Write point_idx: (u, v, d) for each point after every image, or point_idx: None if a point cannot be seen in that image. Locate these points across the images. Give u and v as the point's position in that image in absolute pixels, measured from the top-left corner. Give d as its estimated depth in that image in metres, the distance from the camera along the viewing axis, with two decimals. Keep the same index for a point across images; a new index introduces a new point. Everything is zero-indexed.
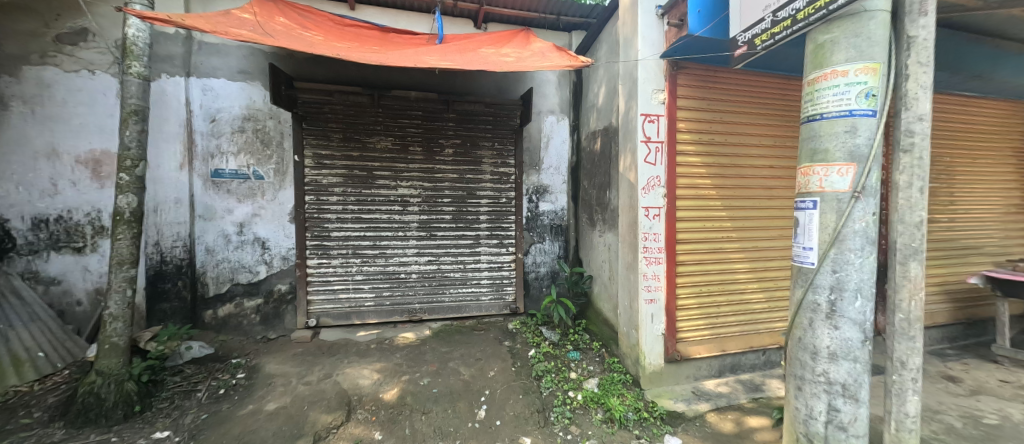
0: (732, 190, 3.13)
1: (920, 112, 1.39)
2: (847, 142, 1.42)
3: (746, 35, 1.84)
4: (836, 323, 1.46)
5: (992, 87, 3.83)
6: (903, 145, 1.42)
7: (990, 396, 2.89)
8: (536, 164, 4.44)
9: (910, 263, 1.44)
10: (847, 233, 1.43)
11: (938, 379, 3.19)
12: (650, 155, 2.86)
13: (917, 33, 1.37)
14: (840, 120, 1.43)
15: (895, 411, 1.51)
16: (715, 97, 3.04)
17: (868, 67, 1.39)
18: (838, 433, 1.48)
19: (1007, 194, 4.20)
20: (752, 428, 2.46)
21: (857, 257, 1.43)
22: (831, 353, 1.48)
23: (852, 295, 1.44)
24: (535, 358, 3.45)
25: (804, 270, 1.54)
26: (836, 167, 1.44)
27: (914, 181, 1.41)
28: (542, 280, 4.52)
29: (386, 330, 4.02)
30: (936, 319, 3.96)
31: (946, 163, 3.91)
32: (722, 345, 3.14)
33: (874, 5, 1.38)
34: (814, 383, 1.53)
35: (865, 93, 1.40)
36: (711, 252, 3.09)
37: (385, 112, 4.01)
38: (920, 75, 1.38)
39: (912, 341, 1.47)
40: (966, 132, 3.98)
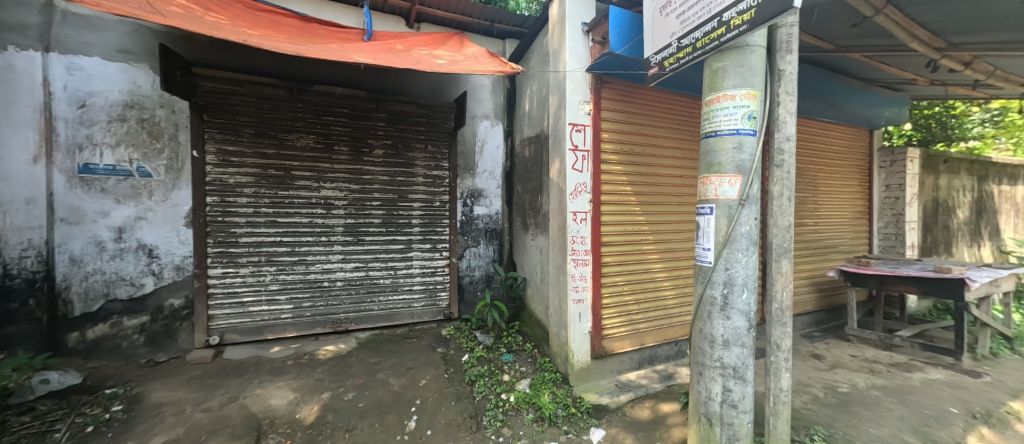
0: (649, 197, 3.43)
1: (788, 133, 1.66)
2: (736, 157, 1.64)
3: (657, 57, 2.03)
4: (729, 314, 1.67)
5: (843, 116, 4.70)
6: (776, 161, 1.68)
7: (843, 369, 3.52)
8: (471, 168, 4.44)
9: (782, 260, 1.71)
10: (736, 235, 1.64)
11: (808, 358, 3.81)
12: (578, 162, 3.01)
13: (785, 67, 1.64)
14: (730, 138, 1.65)
15: (773, 387, 1.77)
16: (634, 111, 3.32)
17: (749, 93, 1.63)
18: (730, 410, 1.70)
19: (853, 203, 5.18)
20: (666, 413, 2.69)
21: (743, 256, 1.66)
22: (725, 340, 1.69)
23: (740, 288, 1.66)
24: (468, 363, 3.42)
25: (703, 269, 1.74)
26: (727, 178, 1.65)
27: (784, 191, 1.68)
28: (476, 284, 4.50)
29: (306, 344, 3.70)
30: (807, 307, 4.73)
31: (812, 177, 4.71)
32: (641, 339, 3.42)
33: (754, 40, 1.63)
34: (712, 368, 1.73)
35: (748, 115, 1.64)
36: (632, 254, 3.35)
37: (306, 107, 3.71)
38: (787, 103, 1.65)
39: (784, 326, 1.74)
40: (826, 152, 4.83)
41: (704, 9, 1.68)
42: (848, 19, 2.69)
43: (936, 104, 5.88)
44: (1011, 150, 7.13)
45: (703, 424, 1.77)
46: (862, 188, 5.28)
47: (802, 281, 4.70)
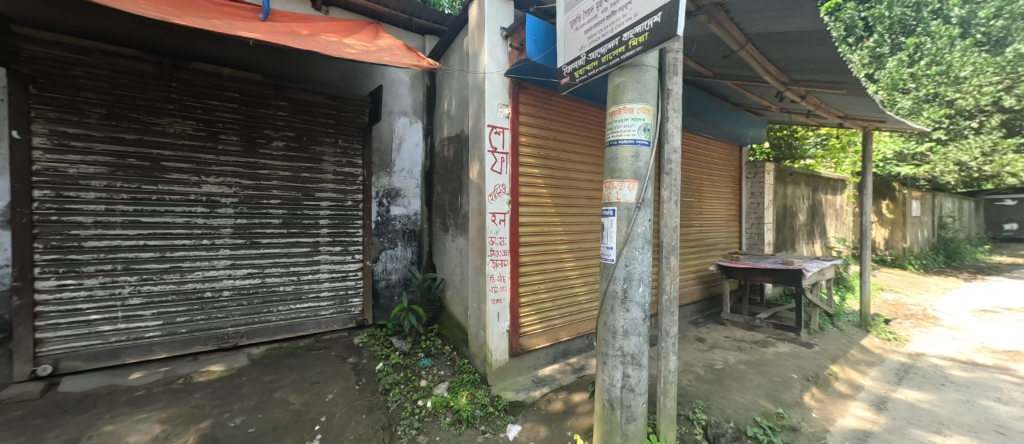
0: (564, 199, 3.64)
1: (675, 146, 1.90)
2: (633, 164, 1.82)
3: (569, 67, 2.15)
4: (628, 306, 1.85)
5: (720, 133, 5.56)
6: (665, 169, 1.91)
7: (719, 349, 4.13)
8: (387, 166, 4.22)
9: (670, 257, 1.94)
10: (634, 235, 1.82)
11: (694, 341, 4.41)
12: (496, 164, 3.05)
13: (672, 87, 1.87)
14: (628, 147, 1.82)
15: (664, 369, 2.00)
16: (550, 118, 3.49)
17: (644, 108, 1.82)
18: (629, 394, 1.87)
19: (728, 207, 6.13)
20: (577, 401, 2.87)
21: (639, 253, 1.84)
22: (624, 330, 1.86)
23: (637, 283, 1.85)
24: (383, 371, 3.25)
25: (607, 266, 1.90)
26: (626, 184, 1.83)
27: (672, 196, 1.91)
28: (392, 288, 4.30)
29: (181, 366, 3.14)
30: (693, 297, 5.45)
31: (697, 184, 5.48)
32: (557, 334, 3.60)
33: (648, 61, 1.82)
34: (614, 357, 1.89)
35: (643, 127, 1.83)
36: (548, 253, 3.51)
37: (182, 88, 3.17)
38: (674, 118, 1.88)
39: (672, 315, 1.98)
40: (708, 163, 5.66)
41: (608, 27, 1.84)
42: (721, 51, 3.17)
43: (786, 128, 7.25)
44: (834, 167, 9.09)
45: (607, 409, 1.93)
46: (735, 195, 6.28)
47: (689, 275, 5.42)
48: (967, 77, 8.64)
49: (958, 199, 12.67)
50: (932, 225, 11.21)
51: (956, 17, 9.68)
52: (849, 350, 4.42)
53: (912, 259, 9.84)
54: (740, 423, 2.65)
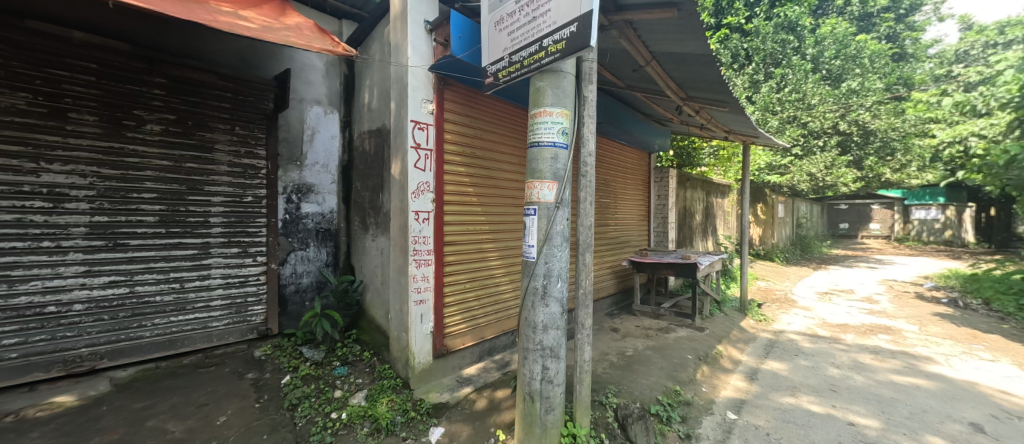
0: (490, 198, 3.66)
1: (590, 150, 2.02)
2: (552, 165, 1.90)
3: (494, 68, 2.16)
4: (547, 302, 1.92)
5: (632, 140, 6.10)
6: (581, 171, 2.03)
7: (630, 337, 4.53)
8: (296, 158, 3.83)
9: (585, 253, 2.07)
10: (553, 233, 1.90)
11: (609, 330, 4.77)
12: (420, 161, 2.94)
13: (588, 94, 1.98)
14: (548, 149, 1.90)
15: (580, 360, 2.12)
16: (476, 116, 3.48)
17: (562, 113, 1.91)
18: (547, 385, 1.96)
19: (638, 208, 6.75)
20: (501, 397, 2.91)
21: (558, 251, 1.92)
22: (544, 325, 1.93)
23: (556, 279, 1.93)
24: (290, 385, 2.94)
25: (528, 263, 1.95)
26: (545, 184, 1.90)
27: (587, 196, 2.03)
28: (303, 293, 3.91)
29: (10, 400, 2.49)
30: (608, 291, 5.90)
31: (613, 186, 5.94)
32: (482, 333, 3.62)
33: (566, 67, 1.91)
34: (535, 351, 1.96)
35: (561, 131, 1.91)
36: (473, 252, 3.50)
37: (9, 50, 2.51)
38: (589, 124, 2.00)
39: (587, 308, 2.11)
40: (622, 167, 6.17)
41: (529, 32, 1.89)
42: (631, 64, 3.46)
43: (686, 138, 8.20)
44: (722, 174, 10.55)
45: (527, 402, 1.99)
46: (645, 197, 6.94)
47: (605, 270, 5.85)
48: (816, 105, 10.65)
49: (810, 203, 15.59)
50: (792, 225, 13.62)
51: (810, 55, 11.85)
52: (732, 331, 5.17)
53: (777, 252, 11.86)
54: (645, 402, 2.94)
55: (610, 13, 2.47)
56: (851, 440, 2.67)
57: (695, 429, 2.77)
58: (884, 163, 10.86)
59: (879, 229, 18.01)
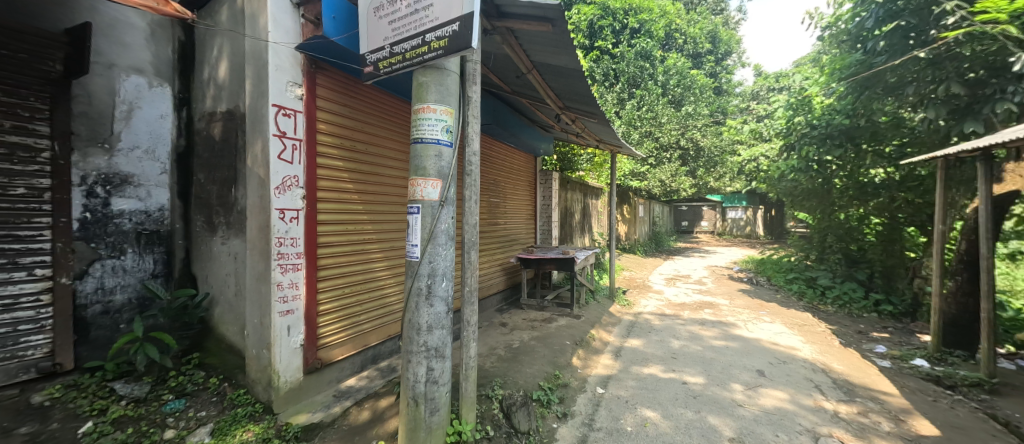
0: (372, 196, 3.43)
1: (474, 149, 2.05)
2: (436, 163, 1.87)
3: (374, 56, 2.01)
4: (432, 302, 1.89)
5: (519, 143, 6.42)
6: (466, 170, 2.05)
7: (517, 330, 4.76)
8: (103, 140, 2.94)
9: (470, 252, 2.09)
10: (437, 232, 1.87)
11: (498, 325, 4.94)
12: (285, 152, 2.57)
13: (472, 94, 2.01)
14: (432, 146, 1.86)
15: (465, 356, 2.14)
16: (355, 107, 3.21)
17: (446, 111, 1.90)
18: (433, 386, 1.93)
19: (525, 208, 7.14)
20: (384, 407, 2.75)
21: (443, 250, 1.90)
22: (428, 325, 1.89)
23: (441, 278, 1.91)
24: (92, 434, 2.25)
25: (412, 263, 1.89)
26: (429, 182, 1.86)
27: (472, 195, 2.06)
28: (116, 313, 3.05)
29: None
30: (498, 287, 6.11)
31: (502, 187, 6.18)
32: (364, 340, 3.37)
33: (450, 66, 1.91)
34: (419, 352, 1.90)
35: (445, 129, 1.90)
36: (354, 254, 3.23)
37: None
38: (474, 124, 2.04)
39: (473, 305, 2.14)
40: (510, 168, 6.46)
41: (411, 24, 1.82)
42: (514, 70, 3.63)
43: (567, 144, 8.99)
44: (597, 178, 11.90)
45: (410, 407, 1.92)
46: (532, 196, 7.39)
47: (495, 267, 6.03)
48: (665, 123, 12.83)
49: (661, 205, 18.76)
50: (648, 222, 16.19)
51: (661, 81, 14.19)
52: (602, 316, 5.88)
53: (638, 246, 13.95)
54: (528, 390, 3.13)
55: (492, 17, 2.54)
56: (685, 396, 3.29)
57: (570, 408, 3.07)
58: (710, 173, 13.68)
59: (707, 226, 22.67)
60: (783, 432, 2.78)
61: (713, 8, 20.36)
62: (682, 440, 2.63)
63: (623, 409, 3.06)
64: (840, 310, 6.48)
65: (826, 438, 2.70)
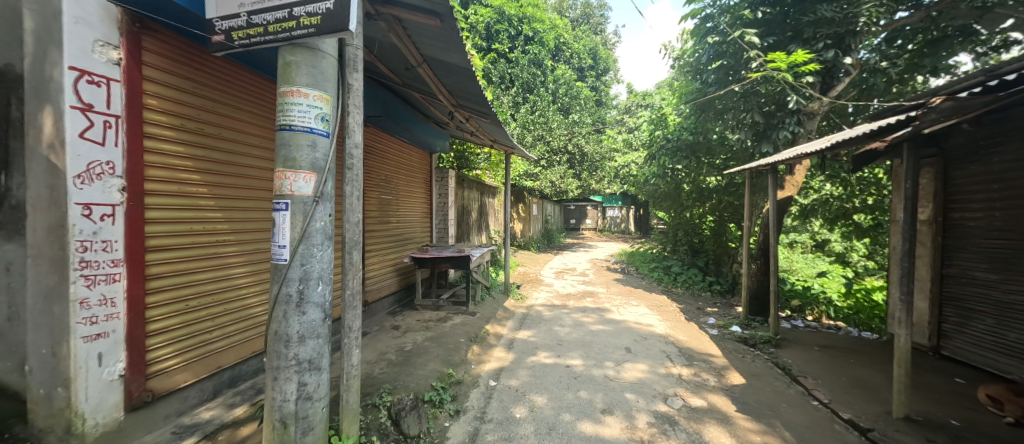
0: (226, 190, 2.90)
1: (356, 141, 1.89)
2: (310, 154, 1.67)
3: (225, 24, 1.69)
4: (304, 309, 1.69)
5: (412, 138, 6.16)
6: (347, 164, 1.88)
7: (410, 332, 4.59)
8: None
9: (353, 251, 1.93)
10: (311, 231, 1.67)
11: (390, 329, 4.68)
12: (93, 130, 1.98)
13: (353, 82, 1.86)
14: (304, 135, 1.66)
15: (346, 365, 1.98)
16: (200, 81, 2.66)
17: (322, 97, 1.71)
18: (306, 403, 1.73)
19: (420, 206, 6.89)
20: (245, 436, 2.36)
21: (319, 250, 1.71)
22: (300, 336, 1.69)
23: (315, 282, 1.71)
24: None
25: (279, 267, 1.65)
26: (301, 175, 1.65)
27: (354, 191, 1.90)
28: None
29: None
30: (391, 289, 5.79)
31: (395, 184, 5.86)
32: (218, 360, 2.85)
33: (325, 48, 1.72)
34: (288, 367, 1.68)
35: (321, 117, 1.71)
36: (201, 259, 2.69)
37: None
38: (355, 114, 1.89)
39: (355, 309, 1.98)
40: (404, 165, 6.17)
41: None
42: (403, 61, 3.48)
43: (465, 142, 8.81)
44: (494, 178, 12.18)
45: (276, 430, 1.69)
46: (427, 194, 7.19)
47: (387, 268, 5.69)
48: (555, 128, 13.82)
49: (552, 204, 20.19)
50: (541, 221, 17.26)
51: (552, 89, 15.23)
52: (497, 311, 6.06)
53: (532, 243, 14.76)
54: (418, 392, 3.04)
55: (376, 2, 2.40)
56: (568, 378, 3.61)
57: (463, 404, 3.08)
58: (593, 176, 15.21)
59: (591, 224, 25.25)
60: (642, 397, 3.27)
61: (595, 28, 22.63)
62: (563, 418, 2.88)
63: (513, 399, 3.21)
64: (687, 291, 7.90)
65: (672, 397, 3.28)
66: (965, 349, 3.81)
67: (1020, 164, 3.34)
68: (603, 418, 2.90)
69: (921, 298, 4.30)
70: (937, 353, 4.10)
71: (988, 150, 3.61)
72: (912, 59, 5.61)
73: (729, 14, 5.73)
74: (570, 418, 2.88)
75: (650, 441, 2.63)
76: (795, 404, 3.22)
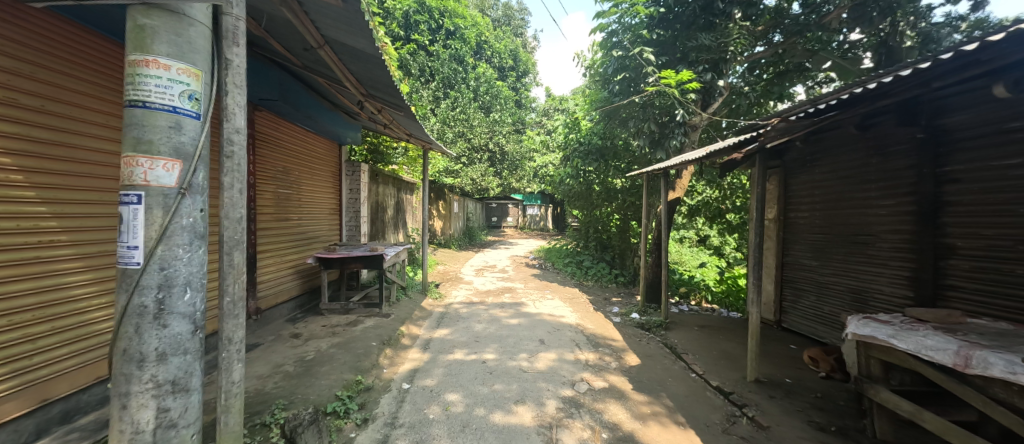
0: (55, 178, 2.31)
1: (238, 126, 1.65)
2: (172, 137, 1.36)
3: None
4: (165, 321, 1.35)
5: (317, 127, 5.60)
6: (225, 151, 1.62)
7: (313, 339, 4.18)
8: None
9: (233, 252, 1.67)
10: (175, 229, 1.35)
11: (288, 338, 4.19)
12: None
13: (232, 58, 1.60)
14: (163, 115, 1.34)
15: (224, 383, 1.72)
16: (13, 39, 2.09)
17: (191, 71, 1.42)
18: (168, 433, 1.38)
19: (327, 202, 6.31)
20: None
21: (186, 252, 1.39)
22: (160, 354, 1.35)
23: (180, 289, 1.39)
24: None
25: (129, 273, 1.30)
26: (161, 162, 1.34)
27: (235, 184, 1.65)
28: None
29: None
30: (290, 293, 5.20)
31: (296, 178, 5.28)
32: (42, 392, 2.25)
33: (194, 14, 1.42)
34: (142, 393, 1.34)
35: (188, 95, 1.40)
36: (14, 265, 2.10)
37: None
38: (236, 95, 1.63)
39: (237, 318, 1.73)
40: (306, 156, 5.58)
41: None
42: (301, 41, 3.18)
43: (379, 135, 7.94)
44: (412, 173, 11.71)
45: None
46: (335, 189, 6.61)
47: (286, 270, 5.10)
48: (475, 126, 13.80)
49: (473, 202, 20.15)
50: (462, 218, 17.11)
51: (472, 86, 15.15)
52: (413, 312, 5.84)
53: (452, 241, 14.55)
54: (319, 405, 2.79)
55: None
56: (483, 374, 3.64)
57: (372, 412, 2.91)
58: (513, 175, 15.53)
59: (511, 222, 25.82)
60: (552, 384, 3.46)
61: (516, 31, 23.13)
62: (477, 413, 2.90)
63: (426, 399, 3.13)
64: (596, 283, 8.55)
65: (579, 382, 3.52)
66: (798, 321, 4.78)
67: (831, 175, 4.29)
68: (515, 408, 2.99)
69: (770, 282, 5.28)
70: (779, 325, 5.08)
71: (812, 163, 4.56)
72: (767, 86, 6.82)
73: (631, 32, 6.34)
74: (484, 412, 2.91)
75: (558, 424, 2.79)
76: (679, 378, 3.71)
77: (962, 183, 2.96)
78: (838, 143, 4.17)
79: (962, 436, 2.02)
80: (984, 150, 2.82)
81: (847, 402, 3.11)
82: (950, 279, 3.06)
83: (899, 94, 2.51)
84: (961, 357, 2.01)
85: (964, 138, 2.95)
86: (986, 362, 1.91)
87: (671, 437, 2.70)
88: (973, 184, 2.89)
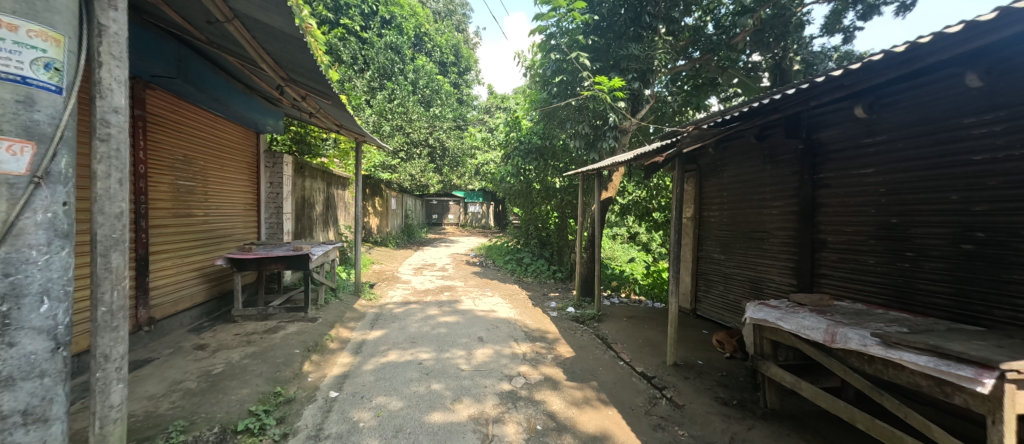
0: None
1: (116, 104, 1.40)
2: (20, 114, 1.09)
3: None
4: (12, 340, 1.08)
5: (228, 113, 5.00)
6: (101, 133, 1.35)
7: (223, 350, 3.72)
8: None
9: (111, 254, 1.41)
10: (25, 224, 1.09)
11: (191, 350, 3.69)
12: None
13: (107, 24, 1.35)
14: (7, 85, 1.06)
15: (100, 408, 1.45)
16: None
17: (49, 35, 1.15)
18: None
19: (242, 196, 5.64)
20: None
21: (40, 254, 1.14)
22: (5, 379, 1.07)
23: (34, 300, 1.13)
24: None
25: None
26: (5, 143, 1.06)
27: (113, 173, 1.39)
28: None
29: None
30: (196, 299, 4.59)
31: (200, 168, 4.65)
32: None
33: None
34: None
35: (43, 64, 1.14)
36: None
37: None
38: (112, 67, 1.37)
39: (116, 331, 1.47)
40: (215, 144, 4.95)
41: None
42: (204, 13, 2.84)
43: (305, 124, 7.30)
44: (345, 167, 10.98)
45: None
46: (252, 182, 5.94)
47: (189, 273, 4.47)
48: (415, 120, 13.33)
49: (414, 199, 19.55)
50: (401, 216, 16.47)
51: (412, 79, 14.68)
52: (344, 314, 5.48)
53: (391, 239, 13.94)
54: (228, 423, 2.51)
55: None
56: (419, 374, 3.54)
57: (293, 425, 2.66)
58: (455, 172, 15.27)
59: (454, 219, 25.43)
60: (489, 380, 3.47)
61: (457, 26, 22.71)
62: (412, 416, 2.81)
63: (356, 406, 2.94)
64: (536, 279, 8.77)
65: (516, 376, 3.58)
66: (709, 308, 5.35)
67: (735, 178, 4.85)
68: (452, 407, 2.95)
69: (687, 274, 5.84)
70: (694, 313, 5.65)
71: (721, 168, 5.11)
72: (687, 97, 7.49)
73: (568, 36, 6.57)
74: (420, 414, 2.83)
75: (494, 420, 2.81)
76: (608, 366, 3.93)
77: (833, 188, 3.52)
78: (741, 151, 4.72)
79: (829, 400, 2.41)
80: (848, 160, 3.38)
81: (745, 378, 3.55)
82: (824, 268, 3.63)
83: (786, 110, 2.89)
84: (829, 334, 2.39)
85: (835, 150, 3.51)
86: (846, 337, 2.28)
87: (600, 422, 2.85)
88: (840, 189, 3.45)
